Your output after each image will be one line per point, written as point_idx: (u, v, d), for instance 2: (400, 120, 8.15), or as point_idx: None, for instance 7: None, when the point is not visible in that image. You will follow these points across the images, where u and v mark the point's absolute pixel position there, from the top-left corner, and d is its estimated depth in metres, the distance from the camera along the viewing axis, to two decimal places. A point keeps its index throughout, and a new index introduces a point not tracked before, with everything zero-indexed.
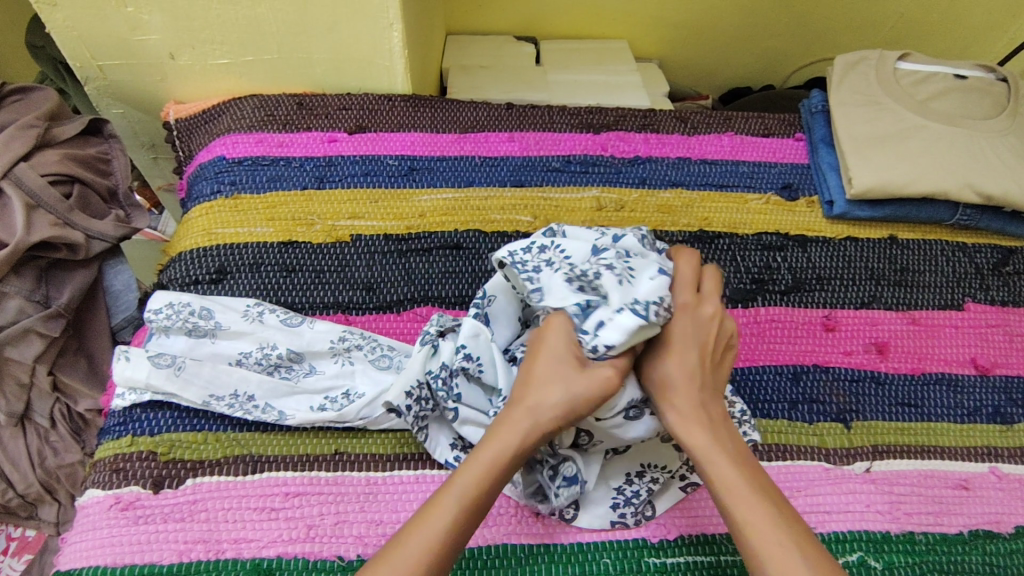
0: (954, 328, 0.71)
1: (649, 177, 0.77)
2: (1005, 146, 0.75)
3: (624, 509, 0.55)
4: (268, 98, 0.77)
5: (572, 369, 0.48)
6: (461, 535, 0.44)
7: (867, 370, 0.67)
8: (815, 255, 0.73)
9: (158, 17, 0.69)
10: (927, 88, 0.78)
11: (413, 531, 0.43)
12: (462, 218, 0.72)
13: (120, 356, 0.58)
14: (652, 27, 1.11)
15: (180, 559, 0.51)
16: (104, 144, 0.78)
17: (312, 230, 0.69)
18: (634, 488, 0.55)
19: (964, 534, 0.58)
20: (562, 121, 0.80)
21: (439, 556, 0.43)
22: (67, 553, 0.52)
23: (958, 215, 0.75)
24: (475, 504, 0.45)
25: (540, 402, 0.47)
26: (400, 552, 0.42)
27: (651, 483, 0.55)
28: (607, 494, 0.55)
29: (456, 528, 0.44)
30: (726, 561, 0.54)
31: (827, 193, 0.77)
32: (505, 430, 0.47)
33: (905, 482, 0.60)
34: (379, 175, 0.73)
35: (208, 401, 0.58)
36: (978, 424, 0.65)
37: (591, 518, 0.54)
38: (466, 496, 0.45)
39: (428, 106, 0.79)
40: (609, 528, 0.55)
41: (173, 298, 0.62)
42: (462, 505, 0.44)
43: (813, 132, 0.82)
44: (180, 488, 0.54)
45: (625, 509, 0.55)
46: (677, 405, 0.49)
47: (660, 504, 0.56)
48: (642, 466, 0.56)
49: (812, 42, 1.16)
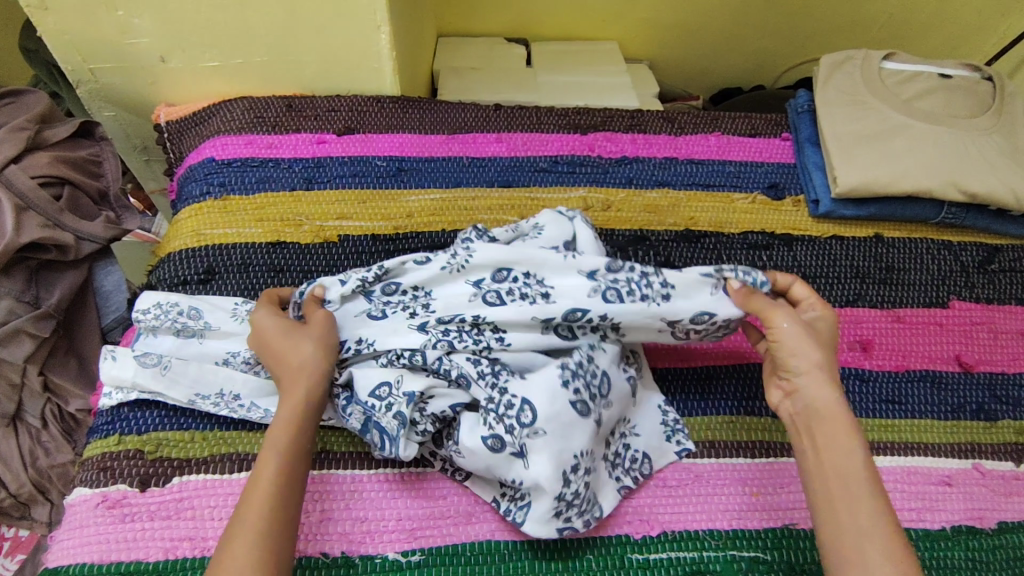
0: (938, 326, 0.71)
1: (636, 177, 0.78)
2: (990, 145, 0.75)
3: (568, 512, 0.51)
4: (258, 101, 0.77)
5: (302, 331, 0.54)
6: (288, 491, 0.47)
7: (852, 367, 0.67)
8: (801, 254, 0.74)
9: (147, 20, 0.70)
10: (912, 87, 0.78)
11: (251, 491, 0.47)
12: (449, 219, 0.72)
13: (108, 355, 0.59)
14: (642, 28, 1.11)
15: (167, 556, 0.51)
16: (96, 147, 0.79)
17: (300, 231, 0.70)
18: (571, 489, 0.51)
19: (947, 530, 0.58)
20: (551, 121, 0.81)
21: (274, 524, 0.45)
22: (55, 550, 0.52)
23: (943, 213, 0.76)
24: (291, 456, 0.49)
25: (296, 361, 0.52)
26: (245, 509, 0.46)
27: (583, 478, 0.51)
28: (549, 502, 0.51)
29: (281, 478, 0.47)
30: (708, 557, 0.54)
31: (813, 193, 0.77)
32: (290, 394, 0.51)
33: (889, 478, 0.60)
34: (367, 177, 0.74)
35: (194, 400, 0.58)
36: (961, 420, 0.65)
37: (538, 526, 0.51)
38: (282, 444, 0.49)
39: (416, 107, 0.79)
40: (556, 536, 0.52)
41: (161, 298, 0.63)
42: (282, 470, 0.48)
43: (799, 131, 0.82)
44: (166, 486, 0.55)
45: (569, 513, 0.51)
46: (823, 399, 0.51)
47: (605, 505, 0.55)
48: (575, 460, 0.51)
49: (802, 42, 1.16)
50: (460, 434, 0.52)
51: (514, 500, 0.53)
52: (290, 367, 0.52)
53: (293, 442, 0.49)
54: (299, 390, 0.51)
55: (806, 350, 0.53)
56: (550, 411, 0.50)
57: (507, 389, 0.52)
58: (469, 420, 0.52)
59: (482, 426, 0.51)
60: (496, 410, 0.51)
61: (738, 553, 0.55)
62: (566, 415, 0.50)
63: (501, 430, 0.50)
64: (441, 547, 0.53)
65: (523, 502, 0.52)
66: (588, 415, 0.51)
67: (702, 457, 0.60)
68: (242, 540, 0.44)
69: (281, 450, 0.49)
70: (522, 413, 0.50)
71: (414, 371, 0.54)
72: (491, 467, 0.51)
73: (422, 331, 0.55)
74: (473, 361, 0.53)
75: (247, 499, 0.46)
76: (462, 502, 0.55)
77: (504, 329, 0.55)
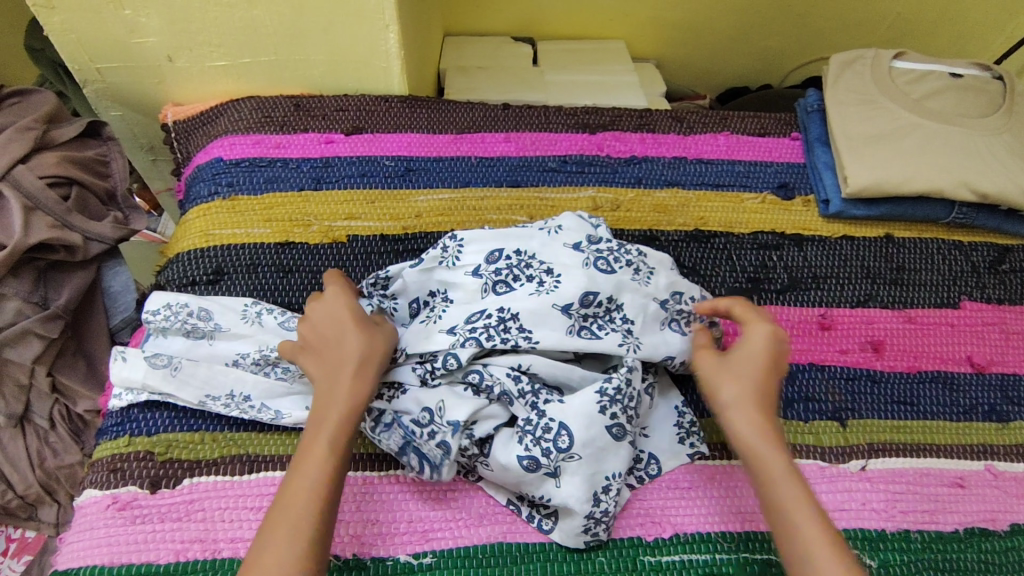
0: (950, 326, 0.71)
1: (645, 177, 0.77)
2: (1001, 144, 0.75)
3: (596, 528, 0.52)
4: (265, 100, 0.77)
5: (367, 328, 0.55)
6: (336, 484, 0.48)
7: (863, 368, 0.67)
8: (811, 255, 0.73)
9: (154, 19, 0.69)
10: (923, 87, 0.78)
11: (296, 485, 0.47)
12: (457, 219, 0.72)
13: (118, 355, 0.59)
14: (649, 26, 1.11)
15: (177, 559, 0.51)
16: (103, 147, 0.78)
17: (308, 231, 0.70)
18: (602, 507, 0.52)
19: (960, 532, 0.58)
20: (559, 121, 0.80)
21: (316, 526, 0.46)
22: (65, 553, 0.52)
23: (954, 213, 0.75)
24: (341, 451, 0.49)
25: (349, 355, 0.53)
26: (290, 505, 0.46)
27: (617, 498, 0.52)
28: (580, 516, 0.52)
29: (331, 474, 0.48)
30: (721, 560, 0.54)
31: (823, 192, 0.77)
32: (337, 390, 0.51)
33: (901, 480, 0.60)
34: (375, 177, 0.73)
35: (204, 401, 0.58)
36: (974, 422, 0.65)
37: (565, 536, 0.53)
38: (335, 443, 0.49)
39: (424, 107, 0.79)
40: (580, 547, 0.53)
41: (171, 298, 0.63)
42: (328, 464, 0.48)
43: (808, 131, 0.82)
44: (176, 488, 0.54)
45: (596, 529, 0.52)
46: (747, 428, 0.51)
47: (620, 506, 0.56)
48: (608, 482, 0.52)
49: (809, 41, 1.16)
50: (495, 450, 0.53)
51: (537, 506, 0.55)
52: (350, 362, 0.53)
53: (343, 436, 0.50)
54: (351, 386, 0.52)
55: (719, 384, 0.53)
56: (591, 437, 0.51)
57: (545, 411, 0.52)
58: (504, 436, 0.53)
59: (518, 445, 0.52)
60: (534, 431, 0.52)
61: (750, 556, 0.54)
62: (600, 435, 0.52)
63: (538, 451, 0.51)
64: (452, 549, 0.53)
65: (549, 512, 0.54)
66: (624, 439, 0.53)
67: (714, 458, 0.59)
68: (283, 538, 0.45)
69: (330, 445, 0.49)
70: (561, 438, 0.51)
71: (454, 396, 0.54)
72: (522, 483, 0.52)
73: (452, 333, 0.55)
74: (514, 377, 0.53)
75: (291, 493, 0.47)
76: (474, 504, 0.55)
77: (532, 329, 0.55)
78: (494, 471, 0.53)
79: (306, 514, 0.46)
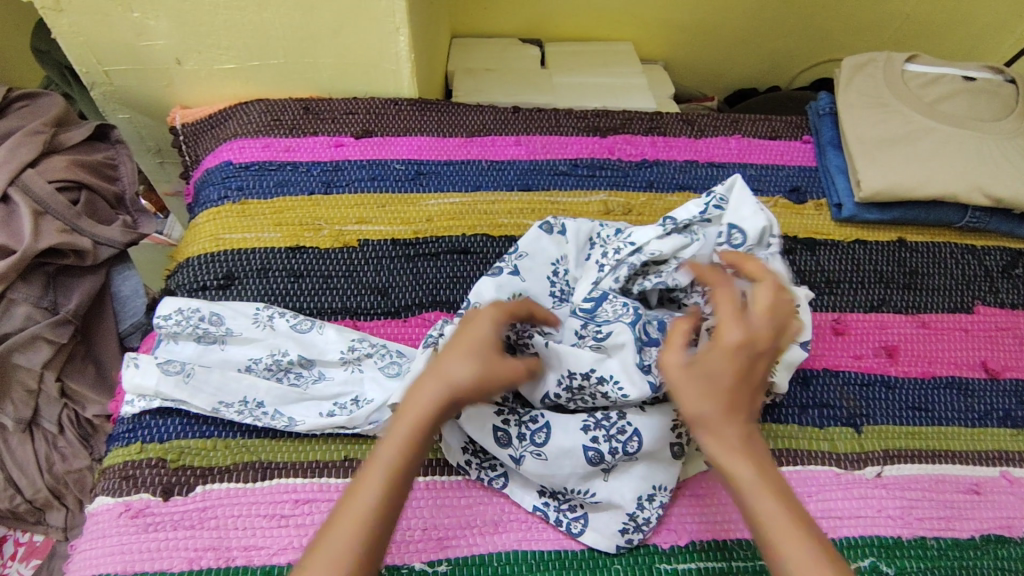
0: (963, 331, 0.70)
1: (657, 180, 0.77)
2: (1015, 148, 0.74)
3: (633, 534, 0.53)
4: (274, 103, 0.77)
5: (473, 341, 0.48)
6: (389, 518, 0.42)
7: (878, 373, 0.66)
8: (824, 259, 0.73)
9: (163, 22, 0.69)
10: (936, 90, 0.77)
11: (347, 505, 0.42)
12: (468, 222, 0.72)
13: (130, 362, 0.58)
14: (657, 28, 1.10)
15: (191, 566, 0.51)
16: (111, 150, 0.78)
17: (318, 235, 0.69)
18: (644, 514, 0.53)
19: (976, 539, 0.58)
20: (569, 124, 0.80)
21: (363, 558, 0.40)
22: (78, 560, 0.52)
23: (967, 217, 0.75)
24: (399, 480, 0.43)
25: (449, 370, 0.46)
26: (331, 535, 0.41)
27: (660, 508, 0.54)
28: (619, 517, 0.53)
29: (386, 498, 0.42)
30: (737, 567, 0.54)
31: (835, 196, 0.76)
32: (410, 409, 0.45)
33: (916, 486, 0.60)
34: (385, 180, 0.73)
35: (217, 408, 0.57)
36: (988, 427, 0.65)
37: (599, 538, 0.53)
38: (393, 467, 0.43)
39: (434, 109, 0.78)
40: (612, 551, 0.53)
41: (183, 303, 0.62)
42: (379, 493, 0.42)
43: (820, 134, 0.81)
44: (189, 495, 0.54)
45: (633, 535, 0.53)
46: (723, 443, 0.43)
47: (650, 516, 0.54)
48: (654, 491, 0.54)
49: (818, 43, 1.15)
50: (554, 436, 0.53)
51: (563, 509, 0.54)
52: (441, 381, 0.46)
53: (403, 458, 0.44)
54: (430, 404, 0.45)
55: (692, 400, 0.44)
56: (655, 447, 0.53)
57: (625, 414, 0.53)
58: (558, 424, 0.54)
59: (585, 435, 0.53)
60: (607, 429, 0.53)
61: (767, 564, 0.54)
62: (664, 445, 0.54)
63: (606, 447, 0.52)
64: (467, 557, 0.53)
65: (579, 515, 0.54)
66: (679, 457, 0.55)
67: None
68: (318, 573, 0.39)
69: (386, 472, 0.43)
70: (630, 442, 0.52)
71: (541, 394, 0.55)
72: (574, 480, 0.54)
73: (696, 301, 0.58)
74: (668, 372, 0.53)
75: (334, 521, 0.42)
76: (489, 511, 0.55)
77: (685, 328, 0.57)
78: (550, 461, 0.53)
79: (357, 535, 0.41)
